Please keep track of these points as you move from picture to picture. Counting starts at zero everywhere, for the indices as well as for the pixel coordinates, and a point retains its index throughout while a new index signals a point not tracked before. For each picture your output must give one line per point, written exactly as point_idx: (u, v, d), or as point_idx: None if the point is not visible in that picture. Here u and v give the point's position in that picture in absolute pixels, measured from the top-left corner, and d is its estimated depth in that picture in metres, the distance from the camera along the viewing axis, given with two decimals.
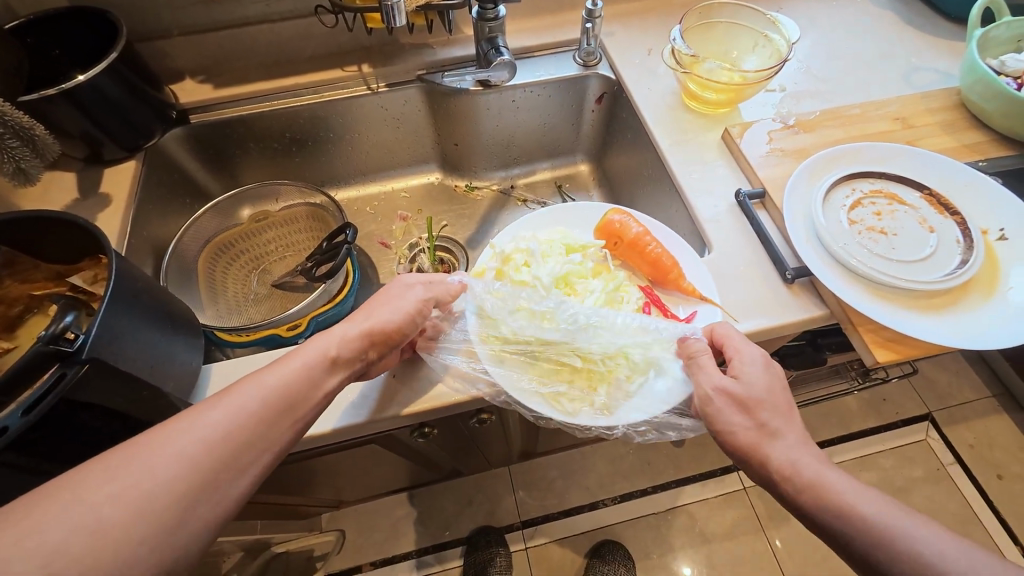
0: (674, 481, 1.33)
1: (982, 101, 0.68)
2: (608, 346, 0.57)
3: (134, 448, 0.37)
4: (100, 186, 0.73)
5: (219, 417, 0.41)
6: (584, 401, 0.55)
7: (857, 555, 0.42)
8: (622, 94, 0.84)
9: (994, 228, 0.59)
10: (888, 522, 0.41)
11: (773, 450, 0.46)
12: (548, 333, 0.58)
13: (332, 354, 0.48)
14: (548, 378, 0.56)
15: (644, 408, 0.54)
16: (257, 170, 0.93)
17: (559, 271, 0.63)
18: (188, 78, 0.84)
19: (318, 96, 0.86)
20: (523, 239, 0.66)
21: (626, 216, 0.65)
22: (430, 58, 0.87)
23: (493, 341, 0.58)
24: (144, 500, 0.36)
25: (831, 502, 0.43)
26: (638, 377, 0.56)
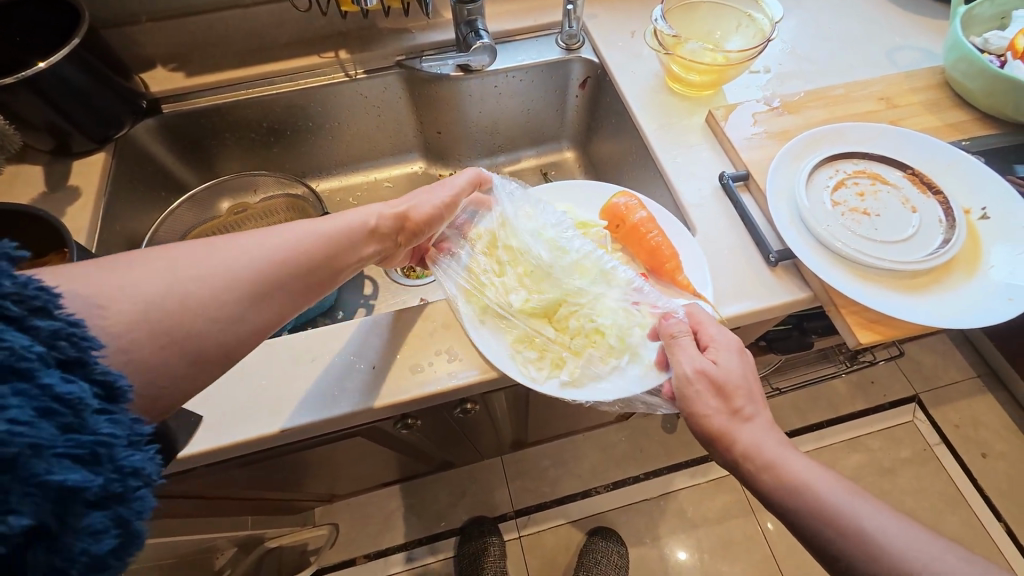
0: (666, 468, 1.34)
1: (966, 80, 0.67)
2: (587, 324, 0.57)
3: (210, 244, 0.41)
4: (69, 178, 0.71)
5: (265, 245, 0.43)
6: (552, 370, 0.54)
7: (813, 537, 0.43)
8: (606, 78, 0.83)
9: (977, 208, 0.59)
10: (844, 506, 0.42)
11: (741, 433, 0.47)
12: (528, 304, 0.58)
13: (371, 224, 0.52)
14: (521, 345, 0.56)
15: (610, 388, 0.53)
16: (236, 163, 0.91)
17: (556, 244, 0.62)
18: (159, 67, 0.82)
19: (295, 84, 0.84)
20: (523, 210, 0.65)
21: (632, 199, 0.64)
22: (410, 43, 0.85)
23: (484, 305, 0.58)
24: (220, 286, 0.39)
25: (791, 484, 0.44)
26: (613, 358, 0.55)
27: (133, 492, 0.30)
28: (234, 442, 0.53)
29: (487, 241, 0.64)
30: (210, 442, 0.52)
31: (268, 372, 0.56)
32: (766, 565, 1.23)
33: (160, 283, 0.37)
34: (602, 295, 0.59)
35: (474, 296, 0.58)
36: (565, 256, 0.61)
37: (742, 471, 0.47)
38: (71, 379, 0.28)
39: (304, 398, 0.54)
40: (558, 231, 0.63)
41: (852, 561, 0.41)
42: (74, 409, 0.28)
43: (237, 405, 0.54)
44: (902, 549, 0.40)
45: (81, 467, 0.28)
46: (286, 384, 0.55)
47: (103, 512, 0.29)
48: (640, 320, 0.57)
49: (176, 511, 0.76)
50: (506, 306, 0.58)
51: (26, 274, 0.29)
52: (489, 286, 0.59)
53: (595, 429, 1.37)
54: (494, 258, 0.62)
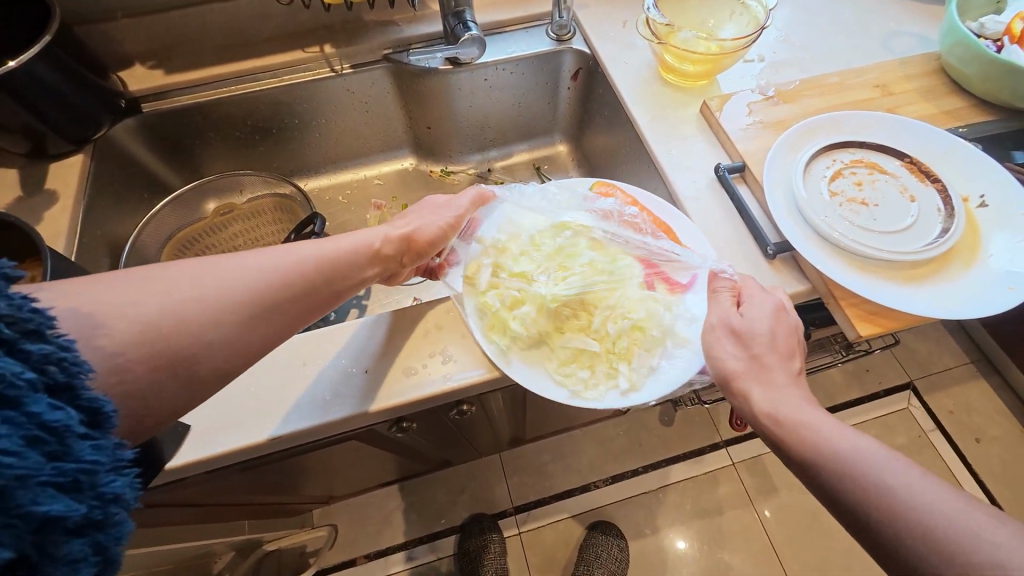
0: (664, 460, 1.34)
1: (961, 65, 0.66)
2: (623, 324, 0.56)
3: (214, 261, 0.40)
4: (46, 182, 0.68)
5: (266, 264, 0.42)
6: (608, 382, 0.53)
7: (828, 491, 0.40)
8: (598, 69, 0.81)
9: (975, 196, 0.58)
10: (861, 457, 0.39)
11: (753, 387, 0.46)
12: (553, 328, 0.56)
13: (375, 244, 0.51)
14: (567, 366, 0.54)
15: (669, 380, 0.52)
16: (222, 163, 0.89)
17: (561, 260, 0.60)
18: (137, 64, 0.79)
19: (279, 80, 0.81)
20: (510, 230, 0.63)
21: (612, 188, 0.65)
22: (396, 36, 0.83)
23: (507, 335, 0.55)
24: (218, 307, 0.38)
25: (805, 436, 0.42)
26: (659, 349, 0.54)
27: (113, 518, 0.30)
28: (223, 451, 0.51)
29: (491, 271, 0.60)
30: (200, 451, 0.51)
31: (259, 379, 0.54)
32: (764, 554, 1.23)
33: (160, 300, 0.36)
34: (623, 284, 0.58)
35: (498, 331, 0.55)
36: (571, 261, 0.60)
37: (761, 430, 0.45)
38: (59, 406, 0.28)
39: (296, 404, 0.53)
40: (559, 244, 0.62)
41: (871, 523, 0.38)
42: (59, 437, 0.27)
43: (227, 413, 0.53)
44: (925, 500, 0.36)
45: (64, 493, 0.27)
46: (276, 390, 0.54)
47: (82, 538, 0.28)
48: (665, 300, 0.57)
49: (169, 518, 0.75)
50: (534, 336, 0.56)
51: (20, 296, 0.28)
52: (511, 317, 0.56)
53: (594, 424, 1.37)
54: (501, 288, 0.58)
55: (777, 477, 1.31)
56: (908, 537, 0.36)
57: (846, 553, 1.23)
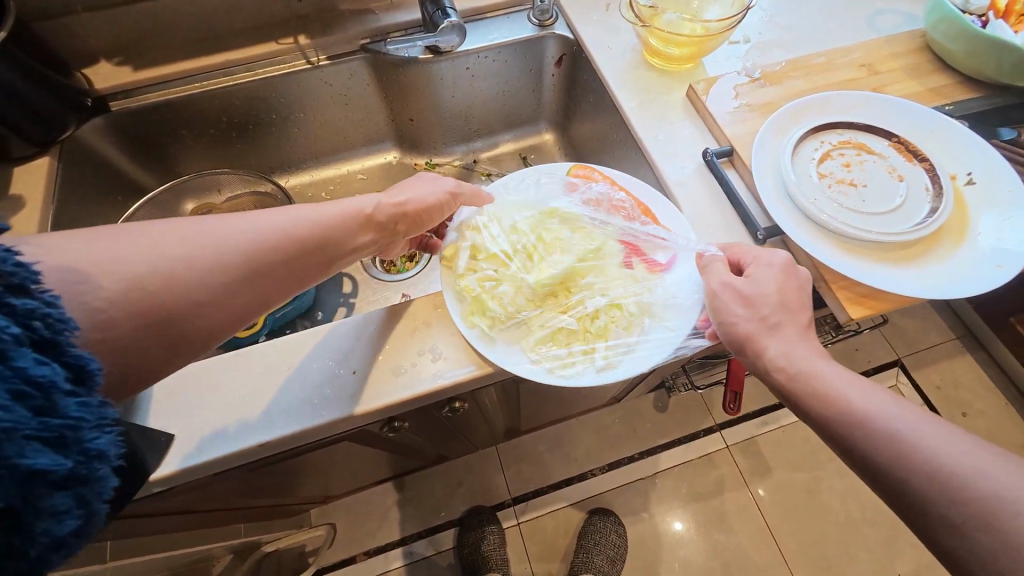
0: (659, 446, 1.35)
1: (947, 42, 0.65)
2: (601, 301, 0.55)
3: (213, 220, 0.40)
4: (10, 187, 0.65)
5: (259, 223, 0.41)
6: (585, 359, 0.52)
7: (838, 439, 0.43)
8: (582, 55, 0.79)
9: (962, 173, 0.58)
10: (870, 406, 0.42)
11: (766, 342, 0.46)
12: (532, 306, 0.55)
13: (366, 211, 0.49)
14: (543, 343, 0.53)
15: (646, 356, 0.51)
16: (197, 161, 0.86)
17: (542, 244, 0.59)
18: (103, 62, 0.75)
19: (253, 74, 0.79)
20: (491, 212, 0.61)
21: (589, 170, 0.64)
22: (373, 25, 0.80)
23: (485, 318, 0.54)
24: (208, 262, 0.38)
25: (819, 389, 0.43)
26: (636, 327, 0.53)
27: (98, 476, 0.29)
28: (208, 461, 0.50)
29: (469, 253, 0.58)
30: (183, 462, 0.49)
31: (246, 383, 0.53)
32: (760, 533, 1.25)
33: (140, 255, 0.35)
34: (603, 265, 0.58)
35: (477, 313, 0.54)
36: (553, 245, 0.59)
37: (775, 385, 0.47)
38: (44, 361, 0.27)
39: (283, 408, 0.52)
40: (540, 230, 0.60)
41: (880, 467, 0.40)
42: (46, 392, 0.26)
43: (213, 419, 0.51)
44: (930, 441, 0.39)
45: (49, 448, 0.26)
46: (260, 396, 0.52)
47: (66, 492, 0.27)
48: (643, 280, 0.56)
49: (156, 527, 0.73)
50: (512, 315, 0.54)
51: (4, 250, 0.27)
52: (490, 298, 0.55)
53: (589, 413, 1.37)
54: (479, 272, 0.57)
55: (770, 457, 1.33)
56: (918, 479, 0.38)
57: (839, 528, 1.25)
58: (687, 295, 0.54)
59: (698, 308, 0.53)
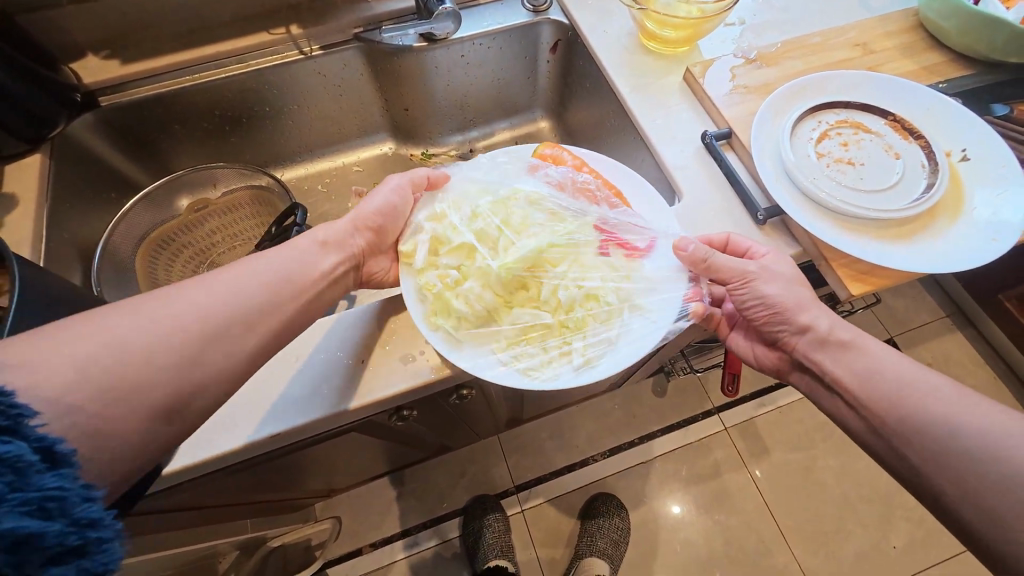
0: (658, 431, 1.37)
1: (941, 20, 0.66)
2: (575, 293, 0.54)
3: (177, 289, 0.43)
4: (3, 186, 0.64)
5: (219, 288, 0.44)
6: (562, 358, 0.51)
7: (885, 403, 0.47)
8: (577, 40, 0.79)
9: (957, 150, 0.59)
10: (913, 375, 0.47)
11: (816, 314, 0.51)
12: (501, 305, 0.53)
13: (320, 239, 0.52)
14: (516, 344, 0.52)
15: (625, 350, 0.51)
16: (189, 156, 0.85)
17: (506, 231, 0.57)
18: (90, 55, 0.74)
19: (244, 66, 0.78)
20: (450, 202, 0.60)
21: (557, 149, 0.63)
22: (366, 14, 0.79)
23: (453, 316, 0.52)
24: (176, 332, 0.40)
25: (866, 357, 0.49)
26: (614, 320, 0.53)
27: (98, 544, 0.32)
28: (219, 454, 0.50)
29: (429, 247, 0.56)
30: (194, 455, 0.50)
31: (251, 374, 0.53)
32: (760, 513, 1.28)
33: (114, 334, 0.39)
34: (578, 253, 0.56)
35: (442, 313, 0.52)
36: (519, 232, 0.57)
37: (816, 351, 0.51)
38: (12, 443, 0.29)
39: (291, 399, 0.52)
40: (503, 215, 0.58)
41: (926, 429, 0.44)
42: (18, 471, 0.29)
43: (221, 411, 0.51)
44: (966, 406, 0.44)
45: (34, 519, 0.29)
46: (268, 389, 0.52)
47: (64, 564, 0.30)
48: (621, 271, 0.56)
49: (161, 526, 0.73)
50: (480, 314, 0.52)
51: None
52: (455, 296, 0.52)
53: (589, 400, 1.39)
54: (441, 266, 0.55)
55: (768, 438, 1.35)
56: (952, 437, 0.43)
57: (835, 504, 1.28)
58: (669, 284, 0.55)
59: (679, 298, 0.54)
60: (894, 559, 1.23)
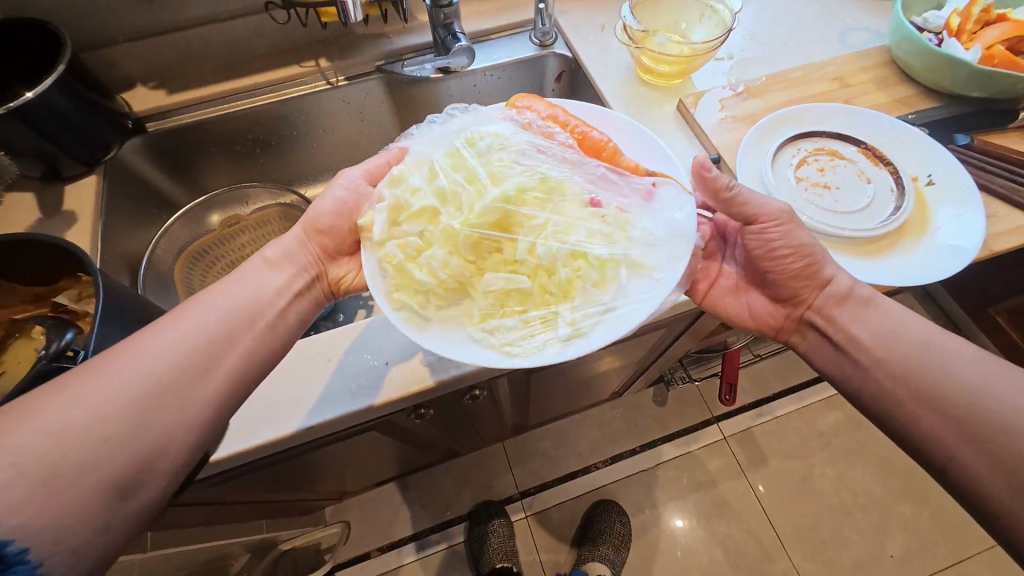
0: (659, 439, 1.41)
1: (909, 58, 0.72)
2: (557, 252, 0.53)
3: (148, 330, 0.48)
4: (63, 204, 0.71)
5: (188, 319, 0.49)
6: (549, 331, 0.50)
7: (902, 364, 0.50)
8: (580, 71, 0.86)
9: (924, 175, 0.65)
10: (931, 338, 0.51)
11: (839, 270, 0.56)
12: (471, 273, 0.52)
13: (264, 257, 0.57)
14: (492, 317, 0.51)
15: (618, 318, 0.49)
16: (222, 176, 0.92)
17: (463, 189, 0.55)
18: (139, 86, 0.82)
19: (277, 95, 0.85)
20: (410, 165, 0.57)
21: (533, 101, 0.65)
22: (387, 48, 0.87)
23: (418, 286, 0.51)
24: (162, 358, 0.46)
25: (886, 318, 0.53)
26: (609, 285, 0.52)
27: None
28: (261, 443, 0.56)
29: (388, 215, 0.54)
30: (240, 445, 0.55)
31: (290, 374, 0.59)
32: (758, 521, 1.31)
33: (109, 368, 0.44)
34: (557, 206, 0.55)
35: (405, 287, 0.51)
36: (480, 188, 0.55)
37: (835, 308, 0.55)
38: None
39: (325, 396, 0.58)
40: (464, 172, 0.56)
41: (941, 394, 0.47)
42: None
43: (264, 406, 0.57)
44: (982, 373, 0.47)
45: None
46: (307, 386, 0.58)
47: None
48: (607, 227, 0.55)
49: (190, 520, 0.78)
50: (448, 284, 0.52)
51: None
52: (416, 266, 0.51)
53: (591, 408, 1.44)
54: (400, 234, 0.53)
55: (766, 447, 1.39)
56: (968, 401, 0.46)
57: (833, 513, 1.32)
58: (675, 242, 0.53)
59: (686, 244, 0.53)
60: (891, 566, 1.26)
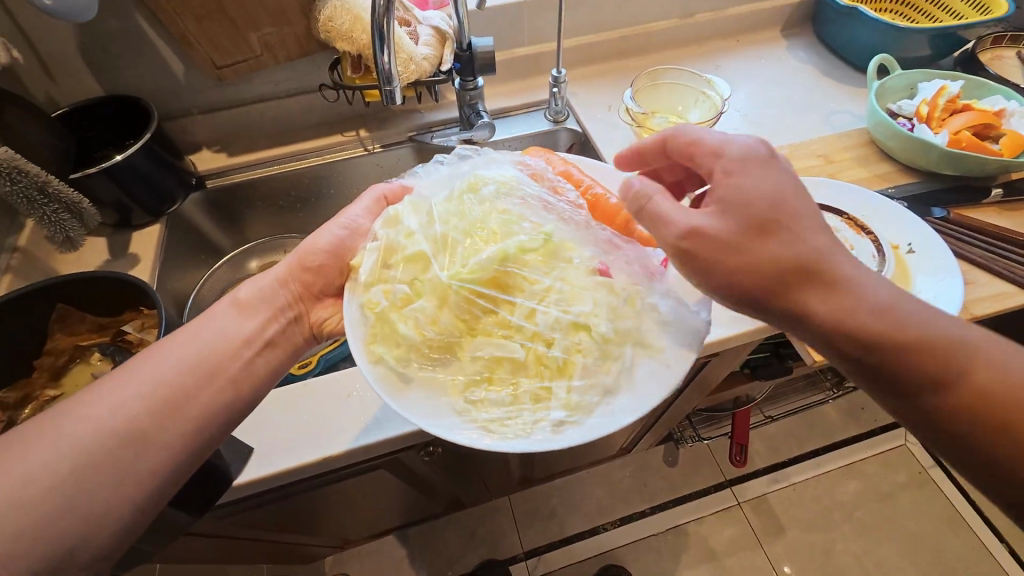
0: (670, 502, 1.38)
1: (886, 139, 0.80)
2: (561, 323, 0.54)
3: (138, 361, 0.48)
4: (130, 248, 0.82)
5: (192, 343, 0.51)
6: (540, 410, 0.52)
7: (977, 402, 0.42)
8: (588, 143, 0.96)
9: (904, 243, 0.70)
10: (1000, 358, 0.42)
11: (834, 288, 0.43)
12: (460, 334, 0.54)
13: (235, 298, 0.56)
14: (475, 387, 0.52)
15: (617, 406, 0.51)
16: (265, 227, 1.01)
17: (461, 245, 0.58)
18: (204, 149, 0.95)
19: (320, 158, 0.96)
20: (409, 206, 0.61)
21: (549, 154, 0.72)
22: (419, 122, 0.99)
23: (400, 345, 0.53)
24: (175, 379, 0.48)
25: (942, 343, 0.42)
26: (611, 366, 0.53)
27: None
28: (277, 471, 0.59)
29: (379, 257, 0.57)
30: (257, 471, 0.59)
31: (309, 407, 0.63)
32: None
33: (118, 389, 0.46)
34: (566, 271, 0.58)
35: (383, 340, 0.53)
36: (480, 248, 0.58)
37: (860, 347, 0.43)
38: None
39: (340, 427, 0.61)
40: (459, 227, 0.59)
41: None
42: None
43: (283, 437, 0.61)
44: None
45: None
46: (324, 419, 0.62)
47: None
48: (615, 299, 0.56)
49: (200, 555, 0.80)
50: (433, 342, 0.53)
51: None
52: (401, 318, 0.54)
53: (599, 464, 1.42)
54: (390, 281, 0.56)
55: (783, 515, 1.34)
56: None
57: None
58: (681, 321, 0.55)
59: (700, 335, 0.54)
60: None
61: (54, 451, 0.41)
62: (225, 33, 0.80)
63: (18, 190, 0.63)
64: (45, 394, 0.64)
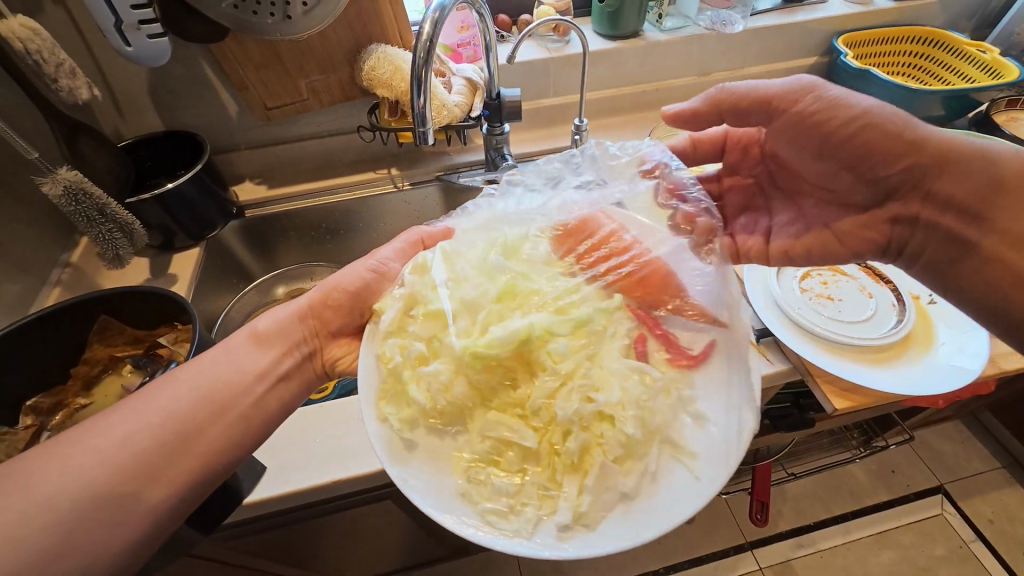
0: (687, 562, 1.29)
1: None
2: (586, 410, 0.50)
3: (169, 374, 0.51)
4: (168, 268, 0.87)
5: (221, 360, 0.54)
6: (545, 508, 0.47)
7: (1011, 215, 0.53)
8: None
9: (925, 295, 0.72)
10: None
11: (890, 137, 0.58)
12: (473, 404, 0.53)
13: (253, 328, 0.59)
14: (480, 466, 0.49)
15: (639, 519, 0.46)
16: (295, 255, 1.06)
17: (485, 311, 0.57)
18: (247, 181, 1.03)
19: (353, 194, 1.02)
20: (441, 253, 0.62)
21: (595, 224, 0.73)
22: (448, 163, 1.05)
23: (409, 406, 0.52)
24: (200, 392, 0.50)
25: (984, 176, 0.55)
26: (633, 470, 0.48)
27: None
28: (287, 491, 0.59)
29: (402, 304, 0.58)
30: (268, 490, 0.59)
31: (325, 429, 0.63)
32: None
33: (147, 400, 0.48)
34: (598, 352, 0.55)
35: (392, 399, 0.52)
36: (508, 317, 0.57)
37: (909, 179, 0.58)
38: None
39: (352, 451, 0.61)
40: (489, 287, 0.59)
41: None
42: None
43: (297, 457, 0.61)
44: None
45: None
46: (338, 441, 0.62)
47: None
48: (651, 392, 0.52)
49: None
50: (441, 407, 0.52)
51: None
52: (414, 378, 0.53)
53: None
54: (407, 334, 0.57)
55: None
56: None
57: None
58: (720, 424, 0.51)
59: (739, 451, 0.49)
60: None
61: (84, 452, 0.43)
62: (278, 79, 0.88)
63: (80, 210, 0.69)
64: (76, 402, 0.67)
